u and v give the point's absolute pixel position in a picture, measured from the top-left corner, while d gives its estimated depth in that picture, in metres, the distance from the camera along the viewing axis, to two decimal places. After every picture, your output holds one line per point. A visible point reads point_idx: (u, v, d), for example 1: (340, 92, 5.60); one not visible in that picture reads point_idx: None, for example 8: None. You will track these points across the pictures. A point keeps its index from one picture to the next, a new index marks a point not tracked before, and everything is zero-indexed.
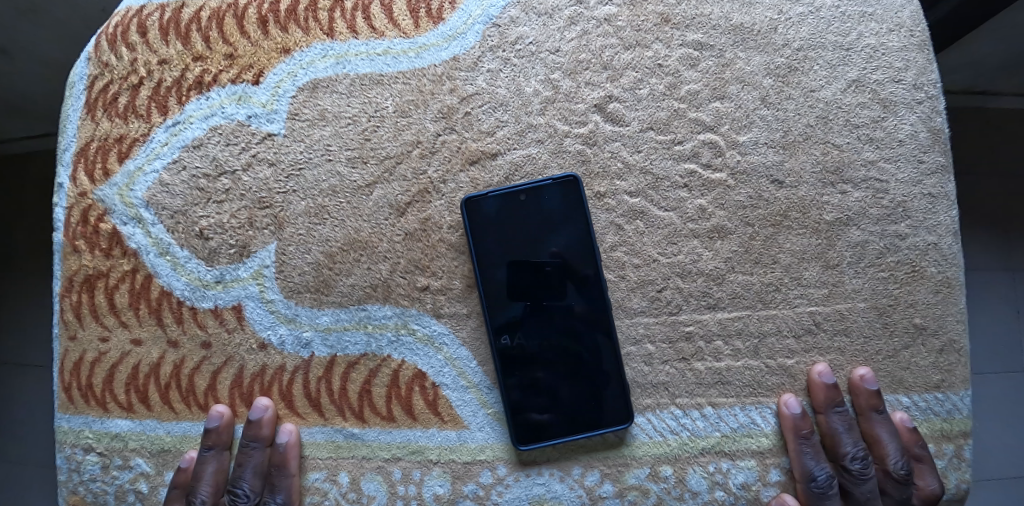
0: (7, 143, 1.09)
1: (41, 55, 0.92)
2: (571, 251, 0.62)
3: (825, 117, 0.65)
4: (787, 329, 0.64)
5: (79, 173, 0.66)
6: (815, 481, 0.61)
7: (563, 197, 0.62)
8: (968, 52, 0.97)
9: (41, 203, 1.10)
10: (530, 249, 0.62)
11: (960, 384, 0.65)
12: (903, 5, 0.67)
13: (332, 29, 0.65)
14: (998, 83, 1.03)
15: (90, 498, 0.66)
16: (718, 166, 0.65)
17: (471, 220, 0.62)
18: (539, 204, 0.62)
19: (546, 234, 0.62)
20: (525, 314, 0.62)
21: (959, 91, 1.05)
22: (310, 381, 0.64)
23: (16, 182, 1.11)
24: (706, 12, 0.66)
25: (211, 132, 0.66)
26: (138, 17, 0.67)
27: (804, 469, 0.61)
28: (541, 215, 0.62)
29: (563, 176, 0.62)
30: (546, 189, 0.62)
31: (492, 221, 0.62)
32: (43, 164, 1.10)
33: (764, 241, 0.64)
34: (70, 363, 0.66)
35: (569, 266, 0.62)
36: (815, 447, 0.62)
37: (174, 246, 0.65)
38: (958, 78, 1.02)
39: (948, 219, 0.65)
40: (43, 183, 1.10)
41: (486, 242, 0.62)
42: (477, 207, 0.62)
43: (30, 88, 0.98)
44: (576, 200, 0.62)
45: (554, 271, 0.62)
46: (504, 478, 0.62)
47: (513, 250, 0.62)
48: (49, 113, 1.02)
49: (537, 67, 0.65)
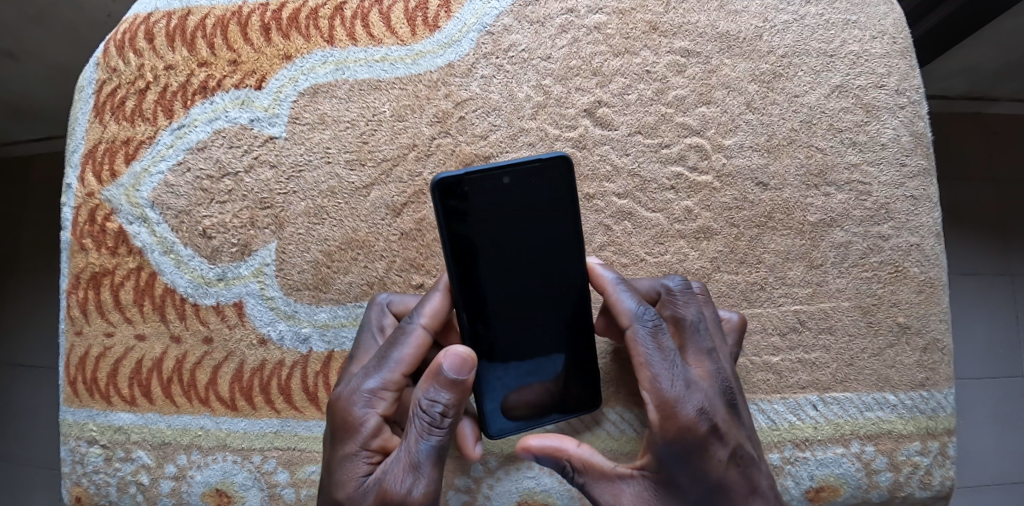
0: (8, 147, 1.13)
1: (44, 61, 0.96)
2: (555, 248, 0.56)
3: (809, 122, 0.67)
4: (772, 327, 0.65)
5: (87, 174, 0.69)
6: (641, 316, 0.53)
7: (547, 186, 0.54)
8: (962, 62, 0.99)
9: (38, 205, 1.13)
10: (511, 244, 0.54)
11: (943, 382, 0.66)
12: (886, 13, 0.69)
13: (332, 37, 0.68)
14: (993, 89, 1.05)
15: (93, 489, 0.67)
16: (704, 169, 0.66)
17: (441, 206, 0.52)
18: (521, 193, 0.54)
19: (528, 226, 0.55)
20: (504, 316, 0.56)
21: (958, 96, 1.07)
22: (308, 375, 0.65)
23: (20, 184, 1.14)
24: (693, 20, 0.68)
25: (216, 135, 0.68)
26: (145, 24, 0.70)
27: (624, 309, 0.53)
28: (523, 205, 0.54)
29: (551, 156, 0.53)
30: (529, 175, 0.54)
31: (468, 208, 0.53)
32: (41, 168, 1.13)
33: (749, 242, 0.66)
34: (76, 358, 0.68)
35: (552, 264, 0.56)
36: (633, 289, 0.55)
37: (178, 244, 0.67)
38: (954, 84, 1.04)
39: (930, 220, 0.67)
40: (43, 186, 1.13)
41: (460, 232, 0.53)
42: (451, 191, 0.52)
43: (31, 93, 1.01)
44: (562, 189, 0.55)
45: (535, 270, 0.56)
46: (495, 471, 0.64)
47: (492, 243, 0.54)
48: (48, 117, 1.06)
49: (529, 73, 0.68)
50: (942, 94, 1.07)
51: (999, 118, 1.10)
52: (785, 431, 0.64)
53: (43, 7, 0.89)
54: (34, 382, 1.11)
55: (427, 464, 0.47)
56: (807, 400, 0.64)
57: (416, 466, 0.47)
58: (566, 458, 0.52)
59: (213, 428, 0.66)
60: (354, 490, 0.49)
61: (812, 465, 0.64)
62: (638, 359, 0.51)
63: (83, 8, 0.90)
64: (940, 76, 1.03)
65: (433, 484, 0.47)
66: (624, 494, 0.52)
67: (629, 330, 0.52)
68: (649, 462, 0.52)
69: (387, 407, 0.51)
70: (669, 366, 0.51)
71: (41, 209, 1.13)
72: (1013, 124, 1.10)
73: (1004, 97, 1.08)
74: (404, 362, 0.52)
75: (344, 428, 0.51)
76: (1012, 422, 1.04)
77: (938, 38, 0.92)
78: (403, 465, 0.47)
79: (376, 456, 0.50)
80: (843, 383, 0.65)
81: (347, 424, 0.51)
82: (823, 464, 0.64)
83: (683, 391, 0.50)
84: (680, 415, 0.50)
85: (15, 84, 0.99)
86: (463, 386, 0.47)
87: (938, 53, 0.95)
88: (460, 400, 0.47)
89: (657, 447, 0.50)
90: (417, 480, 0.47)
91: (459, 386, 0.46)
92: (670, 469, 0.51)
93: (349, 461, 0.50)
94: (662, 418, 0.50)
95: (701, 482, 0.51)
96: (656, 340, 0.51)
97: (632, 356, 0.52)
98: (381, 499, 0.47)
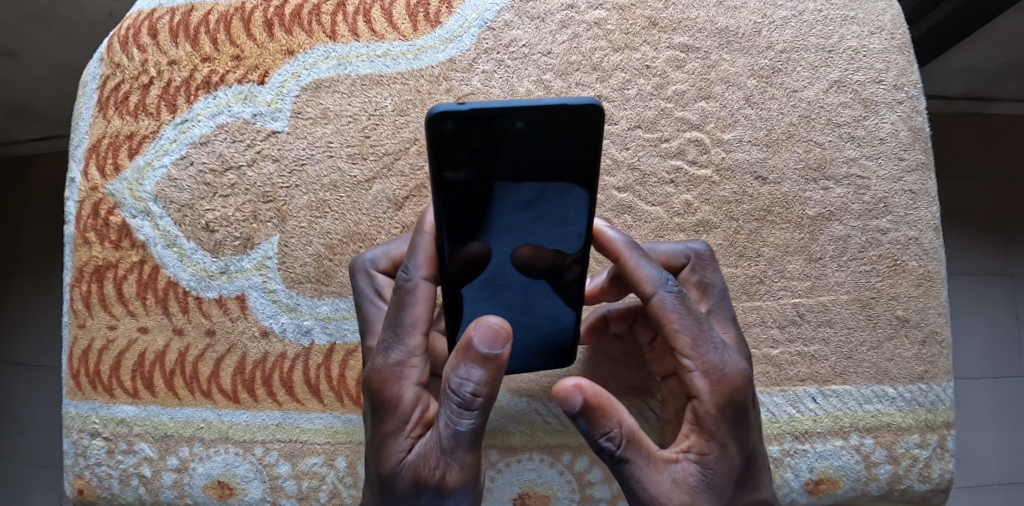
0: (10, 145, 1.13)
1: (46, 59, 0.96)
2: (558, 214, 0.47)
3: (807, 116, 0.68)
4: (771, 320, 0.65)
5: (90, 168, 0.69)
6: (668, 282, 0.49)
7: (562, 143, 0.43)
8: (962, 60, 1.00)
9: (39, 203, 1.13)
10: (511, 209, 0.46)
11: (942, 375, 0.66)
12: (884, 9, 0.70)
13: (334, 32, 0.69)
14: (993, 88, 1.06)
15: (95, 482, 0.68)
16: (704, 163, 0.67)
17: (438, 145, 0.42)
18: (533, 142, 0.42)
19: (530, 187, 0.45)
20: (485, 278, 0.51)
21: (958, 95, 1.07)
22: (310, 368, 0.66)
23: (20, 182, 1.14)
24: (692, 16, 0.69)
25: (219, 130, 0.69)
26: (149, 20, 0.71)
27: (648, 275, 0.49)
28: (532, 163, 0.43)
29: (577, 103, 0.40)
30: (542, 125, 0.41)
31: (471, 157, 0.43)
32: (43, 166, 1.14)
33: (748, 236, 0.66)
34: (79, 351, 0.69)
35: (553, 238, 0.49)
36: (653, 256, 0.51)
37: (181, 238, 0.68)
38: (954, 84, 1.05)
39: (929, 214, 0.67)
40: (44, 184, 1.14)
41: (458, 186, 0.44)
42: (451, 128, 0.41)
43: (34, 91, 1.02)
44: (583, 144, 0.43)
45: (534, 237, 0.48)
46: (496, 463, 0.64)
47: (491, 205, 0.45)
48: (50, 116, 1.06)
49: (529, 68, 0.68)
50: (942, 93, 1.07)
51: (999, 117, 1.10)
52: (785, 423, 0.64)
53: (46, 6, 0.89)
54: (34, 379, 1.11)
55: (463, 447, 0.42)
56: (806, 393, 0.65)
57: (452, 448, 0.42)
58: (613, 437, 0.42)
59: (215, 420, 0.66)
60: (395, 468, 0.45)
61: (812, 458, 0.64)
62: (672, 326, 0.47)
63: (85, 6, 0.90)
64: (940, 76, 1.03)
65: (472, 465, 0.43)
66: (662, 481, 0.44)
67: (655, 298, 0.48)
68: (704, 440, 0.46)
69: (422, 373, 0.47)
70: (708, 328, 0.48)
71: (41, 207, 1.13)
72: (1012, 123, 1.10)
73: (1004, 97, 1.08)
74: (427, 318, 0.47)
75: (377, 402, 0.46)
76: (1012, 420, 1.04)
77: (938, 38, 0.92)
78: (439, 445, 0.42)
79: (416, 430, 0.45)
80: (842, 375, 0.65)
81: (383, 397, 0.46)
82: (822, 456, 0.64)
83: (724, 351, 0.48)
84: (726, 378, 0.47)
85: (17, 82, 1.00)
86: (500, 364, 0.40)
87: (939, 52, 0.96)
88: (496, 380, 0.40)
89: (712, 417, 0.46)
90: (451, 463, 0.43)
91: (494, 365, 0.40)
92: (729, 440, 0.46)
93: (388, 438, 0.45)
94: (712, 383, 0.47)
95: (749, 452, 0.48)
96: (687, 304, 0.48)
97: (663, 324, 0.48)
98: (421, 479, 0.43)
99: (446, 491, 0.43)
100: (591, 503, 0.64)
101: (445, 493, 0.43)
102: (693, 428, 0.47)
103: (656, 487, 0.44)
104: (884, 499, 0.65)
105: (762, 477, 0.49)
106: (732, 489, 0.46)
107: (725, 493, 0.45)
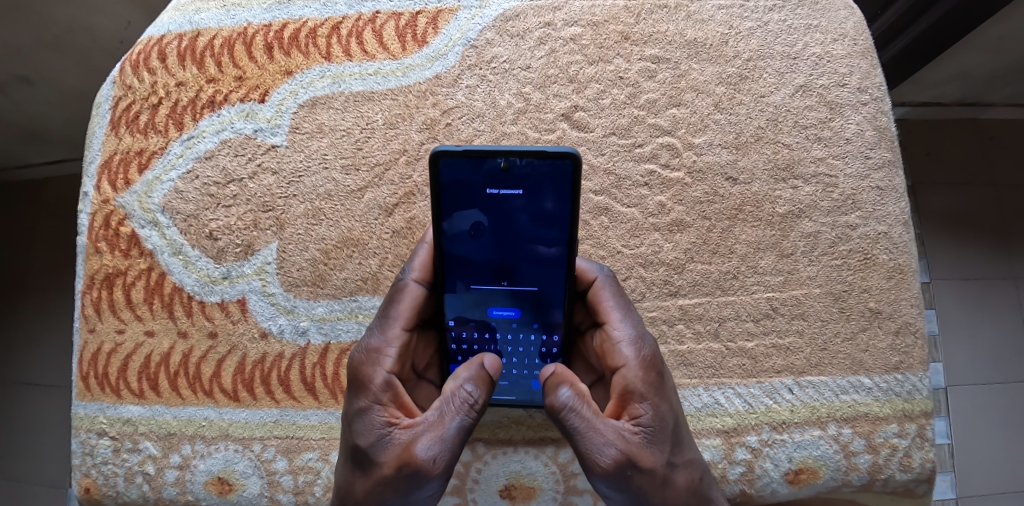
0: (25, 170, 1.20)
1: (63, 88, 1.03)
2: (532, 220, 0.53)
3: (775, 120, 0.71)
4: (746, 314, 0.68)
5: (103, 183, 0.75)
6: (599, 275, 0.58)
7: (548, 166, 0.51)
8: (956, 68, 1.01)
9: (55, 223, 1.20)
10: (483, 222, 0.54)
11: (918, 365, 0.67)
12: (846, 17, 0.74)
13: (329, 53, 0.74)
14: (987, 94, 1.08)
15: (101, 480, 0.70)
16: (676, 166, 0.71)
17: (436, 180, 0.52)
18: (516, 172, 0.51)
19: (516, 198, 0.52)
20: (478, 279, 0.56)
21: (952, 102, 1.09)
22: (306, 366, 0.69)
23: (34, 205, 1.21)
24: (662, 29, 0.73)
25: (222, 145, 0.74)
26: (158, 45, 0.77)
27: (589, 276, 0.58)
28: (507, 180, 0.52)
29: (558, 151, 0.50)
30: (544, 157, 0.50)
31: (464, 177, 0.52)
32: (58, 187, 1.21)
33: (720, 233, 0.69)
34: (89, 354, 0.73)
35: (542, 245, 0.54)
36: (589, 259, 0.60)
37: (186, 246, 0.73)
38: (949, 90, 1.07)
39: (897, 209, 0.70)
40: (58, 205, 1.20)
41: (446, 203, 0.53)
42: (446, 164, 0.51)
43: (48, 119, 1.08)
44: (565, 174, 0.51)
45: (522, 242, 0.54)
46: (482, 455, 0.67)
47: (469, 216, 0.53)
48: (65, 140, 1.13)
49: (510, 82, 0.73)
50: (936, 101, 1.09)
51: (993, 122, 1.12)
52: (761, 414, 0.66)
53: (61, 35, 0.95)
54: (41, 399, 1.16)
55: (453, 438, 0.44)
56: (782, 384, 0.67)
57: (444, 437, 0.44)
58: (560, 388, 0.46)
59: (215, 419, 0.69)
60: (375, 440, 0.47)
61: (790, 448, 0.65)
62: (605, 305, 0.55)
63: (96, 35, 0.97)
64: (933, 83, 1.05)
65: (451, 464, 0.44)
66: (606, 430, 0.45)
67: (596, 282, 0.57)
68: (637, 404, 0.48)
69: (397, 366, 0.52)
70: (637, 316, 0.55)
71: (55, 227, 1.19)
72: (1010, 126, 1.11)
73: (999, 102, 1.10)
74: (408, 316, 0.55)
75: (358, 386, 0.51)
76: (1012, 424, 1.03)
77: (924, 47, 0.95)
78: (432, 429, 0.45)
79: (390, 412, 0.49)
80: (817, 367, 0.67)
81: (361, 379, 0.51)
82: (800, 446, 0.65)
83: (650, 333, 0.54)
84: (658, 350, 0.52)
85: (32, 109, 1.06)
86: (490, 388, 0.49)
87: (933, 58, 0.97)
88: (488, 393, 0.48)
89: (641, 379, 0.49)
90: (441, 452, 0.44)
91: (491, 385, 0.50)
92: (659, 399, 0.49)
93: (365, 413, 0.49)
94: (638, 349, 0.51)
95: (677, 414, 0.50)
96: (618, 288, 0.57)
97: (600, 303, 0.56)
98: (400, 461, 0.44)
99: (419, 481, 0.44)
100: (576, 493, 0.66)
101: (421, 484, 0.44)
102: (623, 396, 0.49)
103: (599, 437, 0.44)
104: (865, 490, 0.66)
105: (689, 443, 0.51)
106: (669, 446, 0.47)
107: (665, 447, 0.47)
